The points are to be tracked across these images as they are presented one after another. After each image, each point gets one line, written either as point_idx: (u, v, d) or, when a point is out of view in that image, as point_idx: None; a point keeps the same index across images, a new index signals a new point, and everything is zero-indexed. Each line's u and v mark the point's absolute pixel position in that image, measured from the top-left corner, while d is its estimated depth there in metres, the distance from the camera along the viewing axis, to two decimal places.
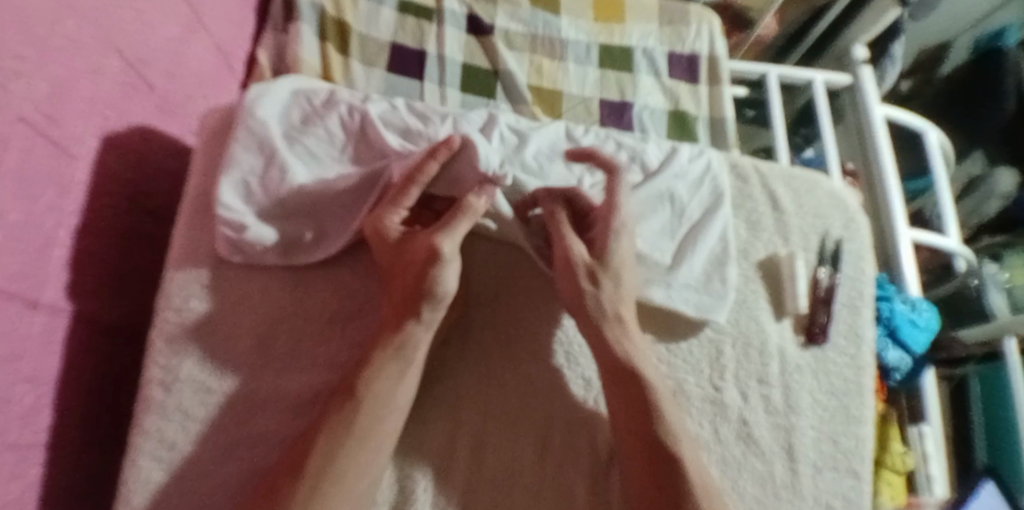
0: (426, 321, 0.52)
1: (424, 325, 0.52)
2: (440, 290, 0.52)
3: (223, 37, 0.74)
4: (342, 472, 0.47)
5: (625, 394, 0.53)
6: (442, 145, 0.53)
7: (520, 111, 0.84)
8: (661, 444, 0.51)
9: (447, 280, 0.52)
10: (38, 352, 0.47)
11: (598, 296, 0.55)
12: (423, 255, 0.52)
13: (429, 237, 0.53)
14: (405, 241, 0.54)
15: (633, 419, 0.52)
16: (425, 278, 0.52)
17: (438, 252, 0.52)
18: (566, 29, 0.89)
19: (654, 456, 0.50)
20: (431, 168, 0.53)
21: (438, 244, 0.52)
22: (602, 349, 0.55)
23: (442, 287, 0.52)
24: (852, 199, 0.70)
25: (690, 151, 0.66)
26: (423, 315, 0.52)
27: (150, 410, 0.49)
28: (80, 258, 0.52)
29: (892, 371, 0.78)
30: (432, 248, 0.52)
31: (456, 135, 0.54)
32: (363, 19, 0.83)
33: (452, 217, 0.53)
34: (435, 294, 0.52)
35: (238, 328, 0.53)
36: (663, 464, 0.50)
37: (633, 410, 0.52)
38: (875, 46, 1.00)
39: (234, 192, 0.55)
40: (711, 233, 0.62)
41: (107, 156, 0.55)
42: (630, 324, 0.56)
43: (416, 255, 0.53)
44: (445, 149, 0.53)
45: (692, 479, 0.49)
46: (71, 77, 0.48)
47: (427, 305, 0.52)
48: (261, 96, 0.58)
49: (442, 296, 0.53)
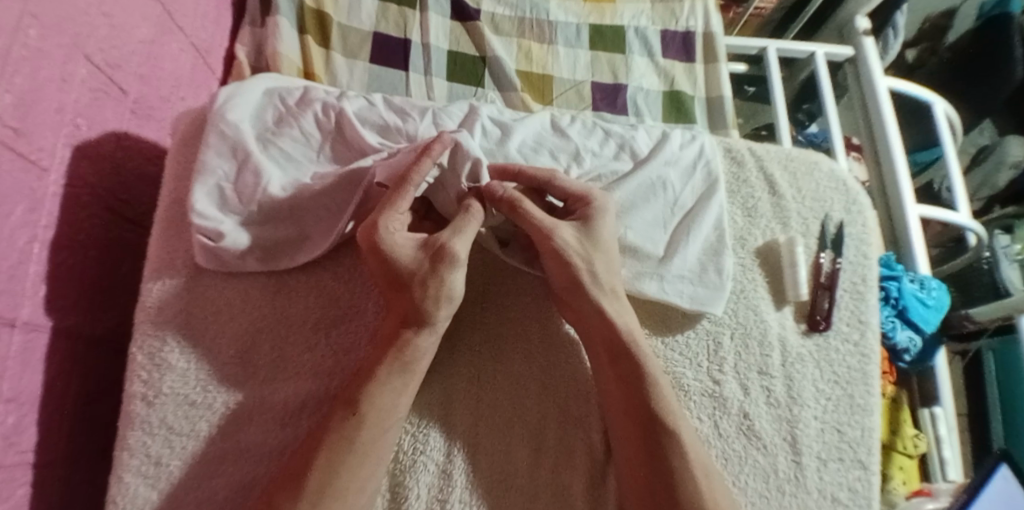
0: (436, 328, 0.51)
1: (435, 335, 0.51)
2: (454, 293, 0.52)
3: (198, 35, 0.72)
4: (343, 487, 0.46)
5: (631, 381, 0.52)
6: (434, 142, 0.51)
7: (510, 98, 0.81)
8: (658, 436, 0.50)
9: (458, 284, 0.52)
10: (18, 370, 0.46)
11: (591, 267, 0.53)
12: (433, 260, 0.51)
13: (440, 242, 0.51)
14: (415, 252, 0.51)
15: (635, 402, 0.51)
16: (432, 282, 0.50)
17: (451, 256, 0.51)
18: (554, 11, 0.86)
19: (651, 447, 0.50)
20: (426, 166, 0.50)
21: (448, 247, 0.51)
22: (604, 327, 0.53)
23: (454, 290, 0.51)
24: (853, 180, 0.67)
25: (682, 136, 0.64)
26: (436, 323, 0.51)
27: (134, 426, 0.48)
28: (58, 272, 0.51)
29: (902, 352, 0.74)
30: (444, 251, 0.51)
31: (445, 134, 0.52)
32: (345, 11, 0.80)
33: (460, 219, 0.52)
34: (450, 296, 0.51)
35: (220, 339, 0.52)
36: (656, 458, 0.49)
37: (631, 398, 0.51)
38: (877, 15, 0.96)
39: (208, 199, 0.53)
40: (706, 221, 0.59)
41: (81, 165, 0.53)
42: (618, 304, 0.54)
43: (426, 260, 0.51)
44: (439, 147, 0.51)
45: (690, 464, 0.49)
46: (38, 85, 0.46)
47: (441, 303, 0.51)
48: (234, 98, 0.56)
49: (455, 297, 0.52)
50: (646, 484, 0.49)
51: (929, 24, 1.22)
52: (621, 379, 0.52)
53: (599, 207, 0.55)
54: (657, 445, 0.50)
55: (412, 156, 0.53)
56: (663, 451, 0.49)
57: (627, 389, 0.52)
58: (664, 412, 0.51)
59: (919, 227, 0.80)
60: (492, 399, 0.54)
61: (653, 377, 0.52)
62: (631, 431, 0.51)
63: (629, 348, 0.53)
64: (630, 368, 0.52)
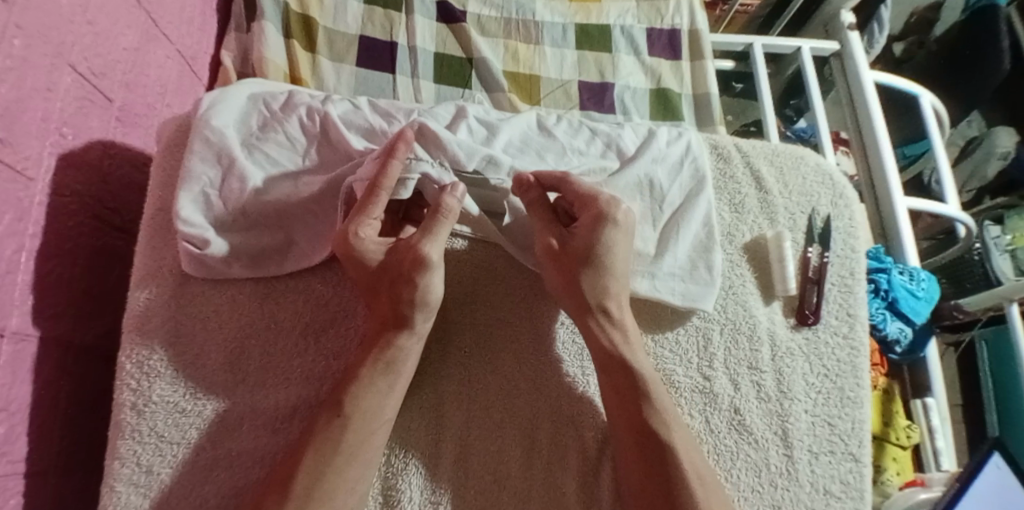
0: (417, 331, 0.51)
1: (416, 336, 0.51)
2: (429, 297, 0.51)
3: (184, 41, 0.72)
4: (330, 490, 0.46)
5: (628, 390, 0.52)
6: (398, 142, 0.51)
7: (497, 99, 0.81)
8: (656, 439, 0.50)
9: (435, 286, 0.51)
10: (8, 380, 0.46)
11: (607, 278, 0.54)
12: (408, 262, 0.51)
13: (414, 245, 0.51)
14: (388, 253, 0.52)
15: (629, 412, 0.51)
16: (407, 286, 0.50)
17: (424, 259, 0.50)
18: (540, 11, 0.86)
19: (650, 463, 0.49)
20: (393, 169, 0.50)
21: (421, 250, 0.51)
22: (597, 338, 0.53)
23: (430, 294, 0.51)
24: (840, 174, 0.68)
25: (668, 133, 0.64)
26: (414, 325, 0.51)
27: (124, 435, 0.48)
28: (46, 282, 0.51)
29: (893, 343, 0.75)
30: (417, 255, 0.50)
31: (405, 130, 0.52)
32: (330, 14, 0.80)
33: (432, 219, 0.51)
34: (425, 301, 0.51)
35: (209, 346, 0.52)
36: (655, 462, 0.49)
37: (629, 403, 0.51)
38: (863, 10, 0.97)
39: (193, 206, 0.53)
40: (694, 218, 0.60)
41: (67, 174, 0.53)
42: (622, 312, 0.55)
43: (400, 262, 0.51)
44: (403, 145, 0.51)
45: (685, 474, 0.49)
46: (23, 95, 0.46)
47: (417, 313, 0.51)
48: (217, 104, 0.55)
49: (431, 303, 0.51)
50: (650, 490, 0.49)
51: (917, 17, 1.24)
52: (617, 388, 0.52)
53: (617, 223, 0.54)
54: (663, 455, 0.49)
55: (376, 166, 0.52)
56: (664, 461, 0.49)
57: (621, 397, 0.52)
58: (656, 422, 0.50)
59: (909, 221, 0.80)
60: (483, 399, 0.54)
61: (653, 383, 0.52)
62: (641, 433, 0.50)
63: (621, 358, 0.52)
64: (628, 375, 0.52)
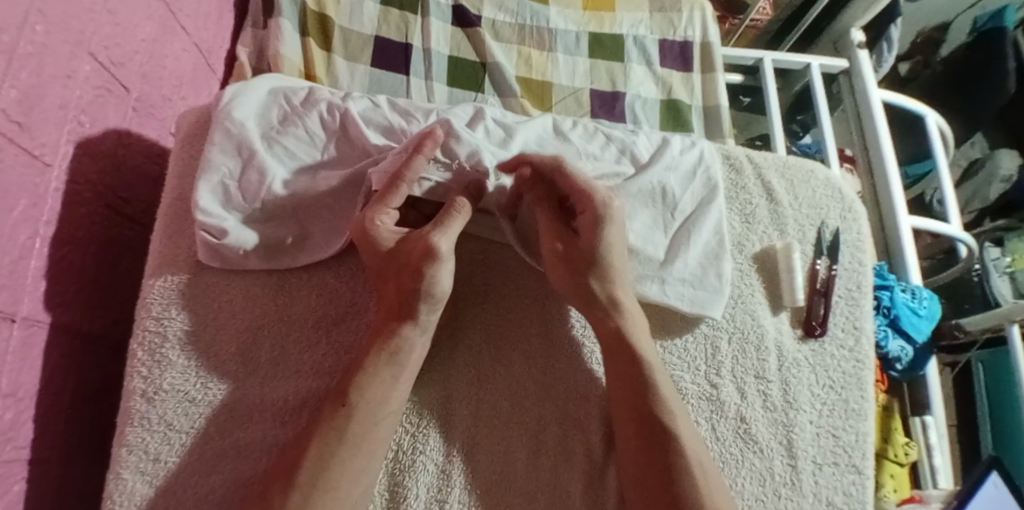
0: (422, 324, 0.51)
1: (420, 328, 0.51)
2: (436, 290, 0.51)
3: (201, 36, 0.72)
4: (335, 480, 0.46)
5: (628, 378, 0.52)
6: (426, 138, 0.52)
7: (509, 104, 0.82)
8: (657, 428, 0.50)
9: (443, 279, 0.51)
10: (16, 365, 0.46)
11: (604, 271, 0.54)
12: (418, 253, 0.51)
13: (424, 236, 0.52)
14: (399, 244, 0.52)
15: (632, 406, 0.51)
16: (420, 277, 0.50)
17: (435, 250, 0.51)
18: (554, 19, 0.87)
19: (652, 458, 0.49)
20: (417, 163, 0.52)
21: (433, 241, 0.51)
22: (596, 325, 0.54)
23: (436, 286, 0.51)
24: (849, 188, 0.69)
25: (682, 142, 0.64)
26: (420, 318, 0.51)
27: (133, 422, 0.48)
28: (58, 269, 0.51)
29: (893, 360, 0.76)
30: (429, 247, 0.51)
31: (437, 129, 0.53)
32: (346, 14, 0.81)
33: (445, 214, 0.53)
34: (433, 294, 0.51)
35: (221, 336, 0.52)
36: (656, 458, 0.49)
37: (632, 399, 0.52)
38: (871, 29, 0.98)
39: (212, 196, 0.53)
40: (705, 226, 0.60)
41: (82, 161, 0.53)
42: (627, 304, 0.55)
43: (411, 251, 0.52)
44: (430, 142, 0.52)
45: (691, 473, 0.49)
46: (42, 82, 0.46)
47: (424, 306, 0.51)
48: (238, 96, 0.56)
49: (438, 296, 0.52)
50: (649, 488, 0.49)
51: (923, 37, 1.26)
52: (618, 378, 0.53)
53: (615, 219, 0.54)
54: (666, 455, 0.49)
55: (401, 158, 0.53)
56: (670, 463, 0.49)
57: (622, 385, 0.52)
58: (658, 409, 0.51)
59: (912, 239, 0.81)
60: (493, 398, 0.55)
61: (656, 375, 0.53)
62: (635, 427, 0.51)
63: (628, 349, 0.53)
64: (631, 366, 0.52)
